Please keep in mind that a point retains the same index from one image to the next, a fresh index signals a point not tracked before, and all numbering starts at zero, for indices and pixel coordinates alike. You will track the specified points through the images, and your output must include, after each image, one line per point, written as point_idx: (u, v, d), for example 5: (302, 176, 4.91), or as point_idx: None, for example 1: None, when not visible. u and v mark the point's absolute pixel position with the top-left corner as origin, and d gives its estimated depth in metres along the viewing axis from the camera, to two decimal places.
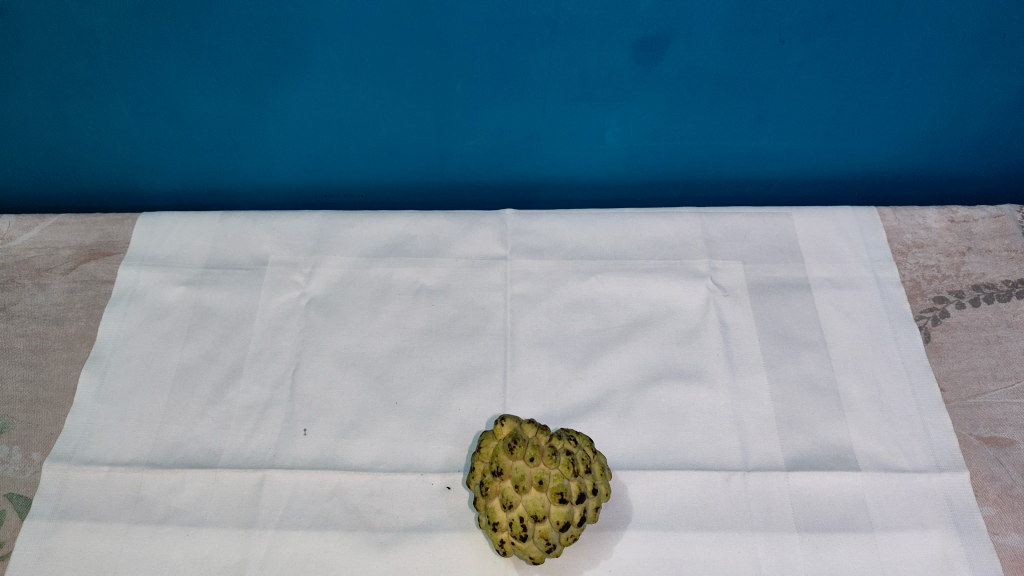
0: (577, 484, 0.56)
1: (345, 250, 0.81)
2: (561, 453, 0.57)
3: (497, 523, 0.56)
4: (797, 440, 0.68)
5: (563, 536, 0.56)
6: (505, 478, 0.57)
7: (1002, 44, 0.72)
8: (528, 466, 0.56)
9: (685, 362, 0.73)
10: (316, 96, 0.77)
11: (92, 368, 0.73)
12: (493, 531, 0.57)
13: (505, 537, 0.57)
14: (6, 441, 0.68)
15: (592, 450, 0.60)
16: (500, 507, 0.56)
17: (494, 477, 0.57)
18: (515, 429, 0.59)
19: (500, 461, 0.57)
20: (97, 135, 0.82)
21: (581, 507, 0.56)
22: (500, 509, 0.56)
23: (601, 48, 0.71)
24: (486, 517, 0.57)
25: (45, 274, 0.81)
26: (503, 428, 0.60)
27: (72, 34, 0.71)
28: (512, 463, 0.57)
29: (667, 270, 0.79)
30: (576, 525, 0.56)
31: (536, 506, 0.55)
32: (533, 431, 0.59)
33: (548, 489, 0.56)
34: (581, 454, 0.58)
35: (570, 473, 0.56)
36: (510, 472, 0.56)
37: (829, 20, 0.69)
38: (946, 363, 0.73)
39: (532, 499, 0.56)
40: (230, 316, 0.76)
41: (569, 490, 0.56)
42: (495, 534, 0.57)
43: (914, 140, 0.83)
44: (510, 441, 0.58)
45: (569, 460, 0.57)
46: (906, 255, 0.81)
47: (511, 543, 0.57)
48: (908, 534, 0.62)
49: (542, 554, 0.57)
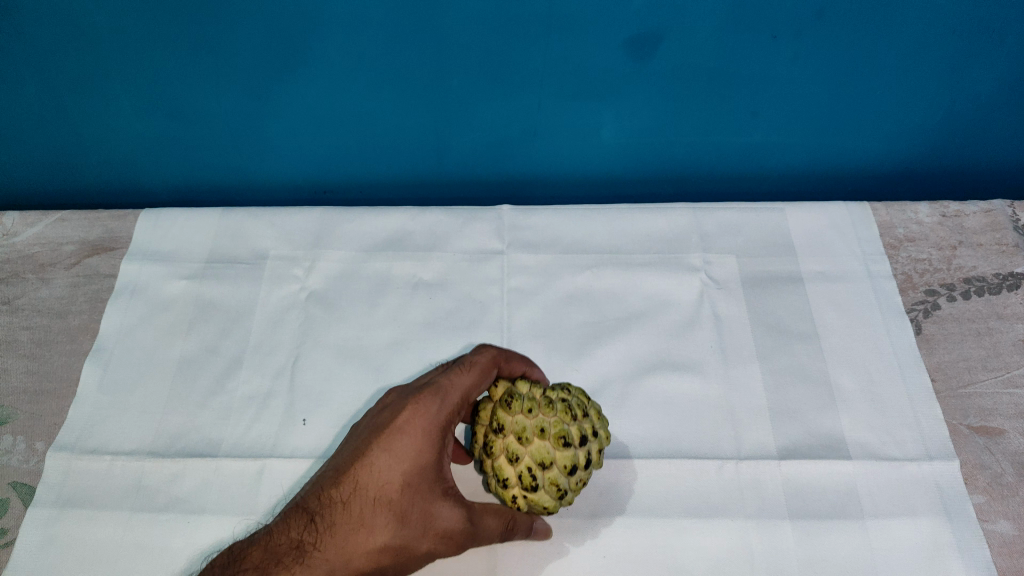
0: (578, 427, 0.57)
1: (344, 244, 0.82)
2: (557, 401, 0.58)
3: (506, 479, 0.56)
4: (789, 430, 0.69)
5: (574, 481, 0.56)
6: (506, 434, 0.56)
7: (992, 39, 0.73)
8: (527, 418, 0.56)
9: (679, 354, 0.74)
10: (314, 92, 0.77)
11: (95, 360, 0.74)
12: (504, 490, 0.57)
13: (516, 492, 0.57)
14: (10, 431, 0.70)
15: (586, 398, 0.61)
16: (506, 464, 0.56)
17: (496, 435, 0.57)
18: (509, 387, 0.59)
19: (500, 419, 0.57)
20: (101, 133, 0.83)
21: (585, 451, 0.57)
22: (508, 466, 0.56)
23: (595, 45, 0.72)
24: (495, 477, 0.57)
25: (49, 268, 0.82)
26: (497, 388, 0.60)
27: (76, 32, 0.72)
28: (511, 418, 0.57)
29: (662, 264, 0.80)
30: (583, 469, 0.57)
31: (542, 454, 0.55)
32: (527, 387, 0.59)
33: (552, 435, 0.56)
34: (576, 401, 0.59)
35: (570, 418, 0.57)
36: (512, 427, 0.56)
37: (820, 15, 0.70)
38: (936, 354, 0.74)
39: (537, 448, 0.55)
40: (232, 309, 0.78)
41: (572, 434, 0.56)
42: (506, 491, 0.57)
43: (906, 135, 0.84)
44: (507, 398, 0.58)
45: (566, 406, 0.57)
46: (898, 249, 0.82)
47: (523, 498, 0.57)
48: (897, 520, 0.64)
49: (555, 503, 0.57)
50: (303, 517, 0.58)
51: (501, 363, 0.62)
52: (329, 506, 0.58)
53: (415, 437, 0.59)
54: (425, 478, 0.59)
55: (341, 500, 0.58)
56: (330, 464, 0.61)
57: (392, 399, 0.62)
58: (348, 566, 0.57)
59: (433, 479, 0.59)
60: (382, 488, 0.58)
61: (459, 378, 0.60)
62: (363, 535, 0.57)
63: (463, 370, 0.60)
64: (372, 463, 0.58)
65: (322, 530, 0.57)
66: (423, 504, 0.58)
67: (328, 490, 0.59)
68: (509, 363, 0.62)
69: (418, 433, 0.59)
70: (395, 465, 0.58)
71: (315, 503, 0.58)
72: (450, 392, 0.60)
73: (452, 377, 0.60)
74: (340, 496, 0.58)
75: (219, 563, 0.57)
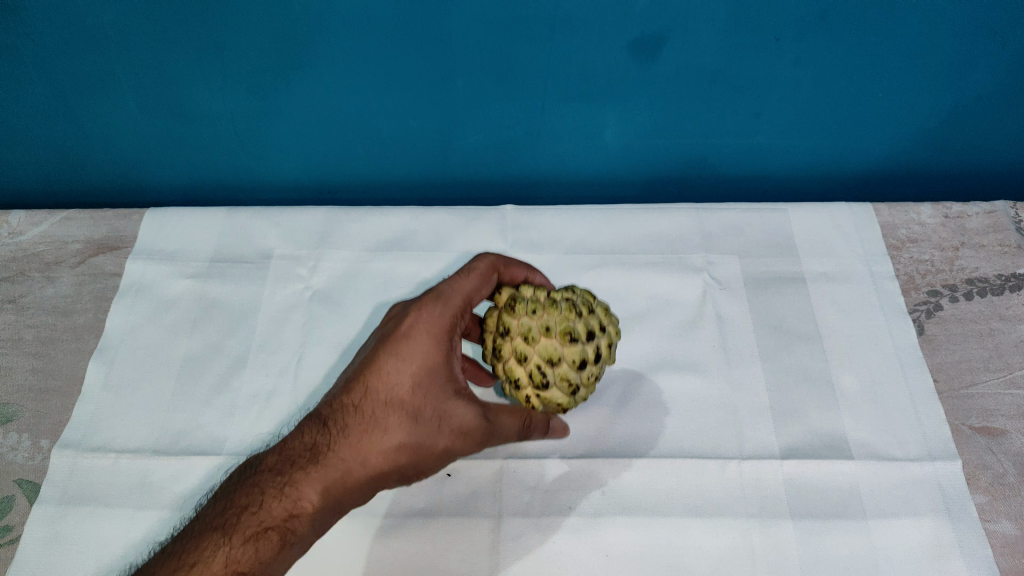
0: (583, 324, 0.60)
1: (348, 244, 0.82)
2: (561, 302, 0.61)
3: (518, 379, 0.60)
4: (792, 430, 0.69)
5: (584, 375, 0.60)
6: (513, 336, 0.60)
7: (995, 41, 0.73)
8: (532, 319, 0.60)
9: (681, 354, 0.75)
10: (319, 92, 0.78)
11: (100, 358, 0.75)
12: (517, 390, 0.61)
13: (529, 391, 0.61)
14: (16, 428, 0.70)
15: (590, 296, 0.64)
16: (516, 365, 0.60)
17: (504, 338, 0.60)
18: (513, 293, 0.63)
19: (506, 322, 0.61)
20: (106, 133, 0.83)
21: (592, 345, 0.60)
22: (519, 367, 0.60)
23: (598, 46, 0.72)
24: (507, 378, 0.61)
25: (55, 267, 0.82)
26: (501, 295, 0.64)
27: (83, 33, 0.72)
28: (517, 320, 0.60)
29: (665, 265, 0.81)
30: (592, 362, 0.60)
31: (549, 351, 0.59)
32: (531, 291, 0.62)
33: (557, 333, 0.59)
34: (581, 299, 0.62)
35: (575, 315, 0.60)
36: (518, 328, 0.60)
37: (823, 17, 0.70)
38: (939, 355, 0.74)
39: (544, 346, 0.59)
40: (236, 308, 0.78)
41: (577, 330, 0.59)
42: (520, 392, 0.61)
43: (909, 137, 0.84)
44: (511, 303, 0.61)
45: (570, 304, 0.60)
46: (901, 250, 0.82)
47: (536, 397, 0.61)
48: (899, 520, 0.64)
49: (568, 398, 0.61)
50: (315, 424, 0.59)
51: (500, 268, 0.64)
52: (341, 411, 0.59)
53: (424, 339, 0.59)
54: (437, 378, 0.59)
55: (353, 404, 0.59)
56: (341, 377, 0.62)
57: (396, 311, 0.63)
58: (365, 467, 0.58)
59: (446, 379, 0.60)
60: (394, 390, 0.59)
61: (461, 282, 0.61)
62: (377, 435, 0.58)
63: (464, 275, 0.62)
64: (382, 366, 0.59)
65: (336, 432, 0.58)
66: (437, 403, 0.59)
67: (339, 398, 0.60)
68: (508, 270, 0.64)
69: (427, 336, 0.59)
70: (406, 367, 0.59)
71: (327, 410, 0.59)
72: (452, 295, 0.61)
73: (455, 282, 0.61)
74: (352, 401, 0.59)
75: (238, 476, 0.59)
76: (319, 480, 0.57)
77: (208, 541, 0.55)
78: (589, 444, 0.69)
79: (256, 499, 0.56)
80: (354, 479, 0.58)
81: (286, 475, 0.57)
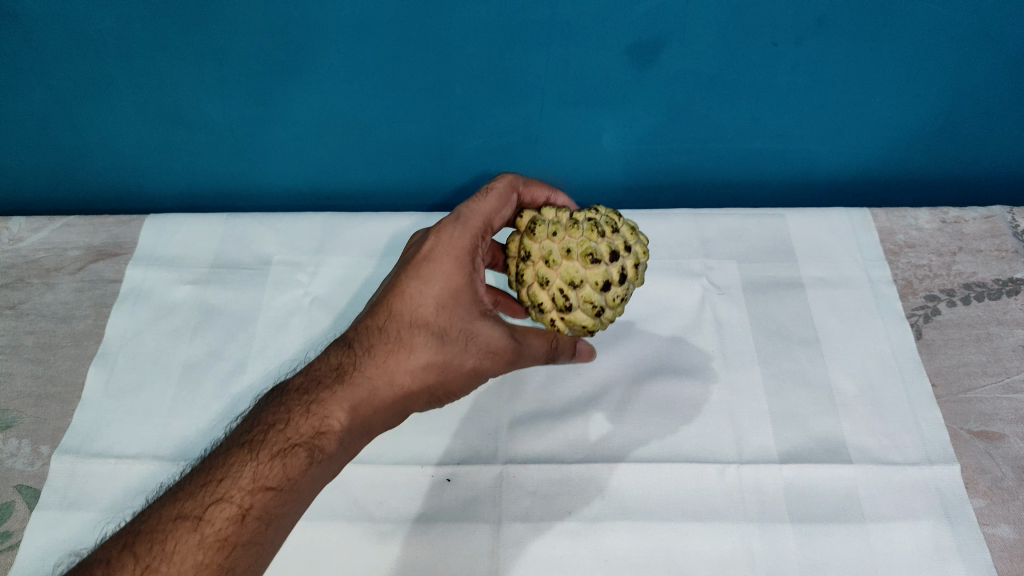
0: (607, 245, 0.58)
1: (348, 249, 0.82)
2: (584, 222, 0.59)
3: (541, 304, 0.59)
4: (791, 434, 0.70)
5: (610, 297, 0.58)
6: (534, 260, 0.59)
7: (992, 47, 0.73)
8: (553, 241, 0.58)
9: (680, 359, 0.75)
10: (319, 98, 0.78)
11: (100, 364, 0.75)
12: (542, 314, 0.60)
13: (553, 315, 0.60)
14: (15, 434, 0.70)
15: (618, 217, 0.61)
16: (539, 289, 0.59)
17: (525, 262, 0.60)
18: (535, 217, 0.61)
19: (526, 246, 0.60)
20: (106, 139, 0.84)
21: (618, 266, 0.58)
22: (541, 291, 0.59)
23: (597, 52, 0.72)
24: (531, 303, 0.60)
25: (54, 273, 0.82)
26: (523, 220, 0.63)
27: (83, 40, 0.73)
28: (537, 244, 0.59)
29: (664, 270, 0.81)
30: (618, 284, 0.58)
31: (571, 273, 0.57)
32: (553, 214, 0.61)
33: (578, 253, 0.57)
34: (605, 219, 0.60)
35: (598, 236, 0.58)
36: (539, 251, 0.59)
37: (820, 23, 0.70)
38: (937, 359, 0.74)
39: (566, 269, 0.57)
40: (236, 314, 0.78)
41: (600, 251, 0.57)
42: (544, 316, 0.60)
43: (907, 142, 0.84)
44: (531, 225, 0.60)
45: (592, 224, 0.58)
46: (898, 255, 0.82)
47: (561, 320, 0.60)
48: (898, 524, 0.64)
49: (593, 321, 0.59)
50: (341, 347, 0.61)
51: (520, 189, 0.63)
52: (367, 335, 0.60)
53: (445, 260, 0.60)
54: (459, 300, 0.60)
55: (378, 327, 0.60)
56: (366, 303, 0.63)
57: (417, 238, 0.63)
58: (393, 387, 0.59)
59: (469, 300, 0.60)
60: (417, 312, 0.60)
61: (481, 205, 0.61)
62: (403, 356, 0.59)
63: (483, 197, 0.61)
64: (404, 289, 0.60)
65: (362, 354, 0.59)
66: (462, 323, 0.60)
67: (365, 322, 0.61)
68: (527, 189, 0.64)
69: (447, 256, 0.60)
70: (429, 289, 0.60)
71: (354, 335, 0.61)
72: (472, 217, 0.61)
73: (473, 204, 0.61)
74: (377, 325, 0.60)
75: (267, 398, 0.60)
76: (347, 398, 0.57)
77: (236, 457, 0.55)
78: (588, 449, 0.69)
79: (283, 416, 0.57)
80: (382, 398, 0.59)
81: (313, 394, 0.58)
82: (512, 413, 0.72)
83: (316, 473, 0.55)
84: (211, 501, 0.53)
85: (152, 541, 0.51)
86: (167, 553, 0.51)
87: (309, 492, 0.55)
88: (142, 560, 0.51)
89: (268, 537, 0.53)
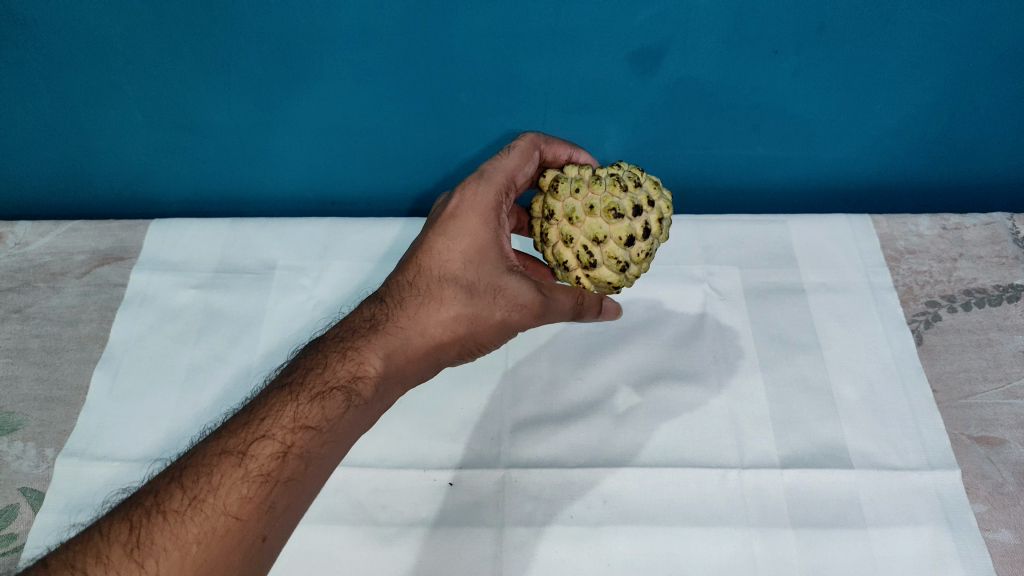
0: (630, 199, 0.58)
1: (351, 254, 0.83)
2: (606, 178, 0.60)
3: (566, 261, 0.60)
4: (792, 439, 0.70)
5: (634, 252, 0.59)
6: (558, 218, 0.60)
7: (990, 55, 0.73)
8: (576, 199, 0.59)
9: (682, 364, 0.75)
10: (323, 104, 0.78)
11: (105, 368, 0.75)
12: (568, 272, 0.61)
13: (579, 272, 0.61)
14: (21, 437, 0.70)
15: (640, 172, 0.62)
16: (564, 247, 0.60)
17: (549, 221, 0.61)
18: (558, 175, 0.62)
19: (550, 205, 0.61)
20: (112, 144, 0.84)
21: (641, 221, 0.58)
22: (566, 249, 0.60)
23: (599, 60, 0.73)
24: (557, 261, 0.61)
25: (60, 277, 0.83)
26: (546, 180, 0.64)
27: (90, 46, 0.73)
28: (561, 202, 0.60)
29: (665, 275, 0.82)
30: (642, 239, 0.59)
31: (595, 229, 0.58)
32: (576, 171, 0.62)
33: (601, 210, 0.58)
34: (627, 175, 0.60)
35: (620, 190, 0.58)
36: (562, 209, 0.60)
37: (821, 31, 0.71)
38: (938, 365, 0.75)
39: (589, 225, 0.58)
40: (240, 318, 0.79)
41: (623, 205, 0.58)
42: (570, 274, 0.61)
43: (907, 149, 0.85)
44: (555, 184, 0.61)
45: (615, 179, 0.59)
46: (899, 261, 0.82)
47: (586, 277, 0.61)
48: (899, 529, 0.64)
49: (619, 277, 0.60)
50: (373, 301, 0.63)
51: (542, 147, 0.65)
52: (398, 288, 0.62)
53: (472, 215, 0.62)
54: (486, 255, 0.62)
55: (409, 281, 0.62)
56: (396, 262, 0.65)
57: (442, 198, 0.66)
58: (425, 336, 0.61)
59: (495, 255, 0.62)
60: (445, 266, 0.62)
61: (504, 162, 0.63)
62: (433, 307, 0.61)
63: (505, 154, 0.64)
64: (433, 244, 0.62)
65: (393, 306, 0.61)
66: (490, 276, 0.62)
67: (396, 278, 0.63)
68: (550, 147, 0.65)
69: (474, 212, 0.62)
70: (457, 244, 0.62)
71: (386, 289, 0.63)
72: (495, 173, 0.63)
73: (497, 161, 0.63)
74: (407, 279, 0.62)
75: (303, 350, 0.61)
76: (381, 346, 0.59)
77: (275, 399, 0.56)
78: (590, 453, 0.70)
79: (321, 361, 0.58)
80: (414, 348, 0.60)
81: (349, 343, 0.59)
82: (514, 417, 0.72)
83: (353, 416, 0.56)
84: (254, 437, 0.53)
85: (199, 473, 0.51)
86: (213, 486, 0.51)
87: (347, 435, 0.55)
88: (189, 491, 0.50)
89: (308, 476, 0.53)
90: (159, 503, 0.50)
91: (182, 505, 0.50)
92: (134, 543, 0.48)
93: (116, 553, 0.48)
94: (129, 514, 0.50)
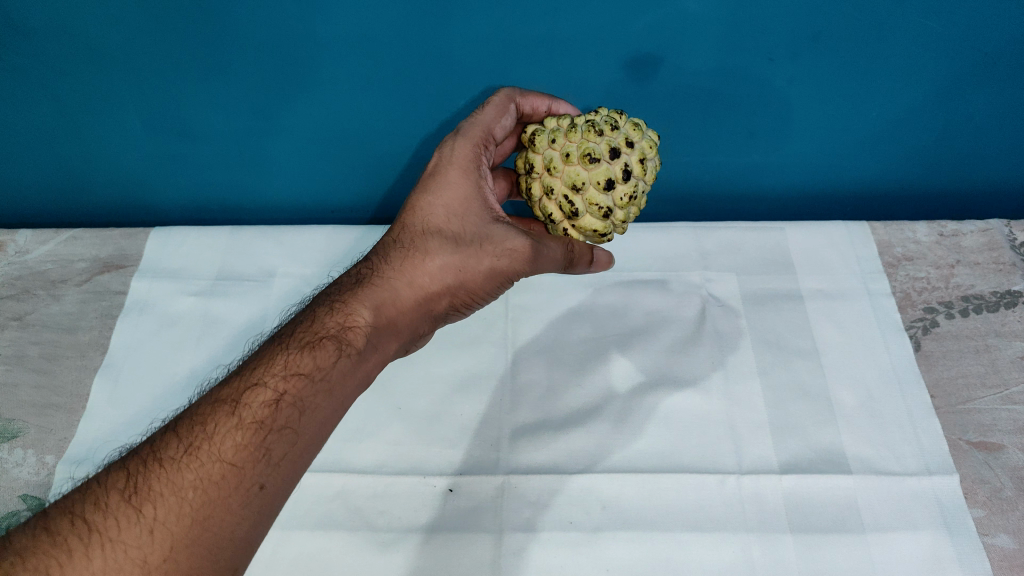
0: (606, 143, 0.58)
1: (351, 261, 0.83)
2: (583, 124, 0.59)
3: (550, 213, 0.61)
4: (791, 445, 0.70)
5: (615, 197, 0.58)
6: (537, 170, 0.61)
7: (985, 62, 0.74)
8: (553, 149, 0.59)
9: (680, 370, 0.75)
10: (321, 111, 0.79)
11: (105, 375, 0.76)
12: (554, 223, 0.62)
13: (565, 222, 0.61)
14: (21, 444, 0.71)
15: (620, 115, 0.60)
16: (546, 199, 0.61)
17: (530, 174, 0.61)
18: (537, 128, 0.63)
19: (529, 158, 0.61)
20: (112, 152, 0.84)
21: (620, 163, 0.58)
22: (548, 200, 0.60)
23: (595, 68, 0.73)
24: (543, 214, 0.62)
25: (60, 285, 0.83)
26: (527, 134, 0.64)
27: (91, 55, 0.74)
28: (540, 154, 0.61)
29: (663, 282, 0.82)
30: (622, 181, 0.58)
31: (573, 177, 0.58)
32: (554, 121, 0.62)
33: (578, 156, 0.58)
34: (605, 118, 0.59)
35: (596, 135, 0.58)
36: (541, 160, 0.60)
37: (816, 39, 0.71)
38: (935, 371, 0.75)
39: (567, 173, 0.58)
40: (240, 325, 0.79)
41: (599, 149, 0.57)
42: (557, 225, 0.62)
43: (904, 155, 0.85)
44: (533, 137, 0.61)
45: (590, 125, 0.58)
46: (896, 267, 0.83)
47: (573, 227, 0.61)
48: (897, 534, 0.65)
49: (603, 223, 0.60)
50: (360, 262, 0.63)
51: (517, 100, 0.65)
52: (383, 247, 0.62)
53: (453, 170, 0.63)
54: (470, 206, 0.62)
55: (394, 239, 0.62)
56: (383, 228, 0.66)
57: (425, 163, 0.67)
58: (413, 288, 0.60)
59: (480, 207, 0.62)
60: (429, 220, 0.62)
61: (480, 117, 0.64)
62: (419, 259, 0.60)
63: (481, 109, 0.65)
64: (416, 202, 0.63)
65: (379, 261, 0.61)
66: (477, 226, 0.61)
67: (382, 238, 0.63)
68: (526, 99, 0.65)
69: (454, 166, 0.63)
70: (439, 198, 0.62)
71: (372, 250, 0.63)
72: (473, 128, 0.64)
73: (475, 116, 0.64)
74: (392, 237, 0.62)
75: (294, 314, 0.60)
76: (369, 298, 0.58)
77: (266, 353, 0.55)
78: (589, 460, 0.70)
79: (310, 316, 0.57)
80: (403, 299, 0.59)
81: (336, 297, 0.58)
82: (513, 424, 0.72)
83: (346, 365, 0.54)
84: (247, 386, 0.52)
85: (193, 424, 0.50)
86: (208, 434, 0.49)
87: (341, 383, 0.54)
88: (185, 439, 0.49)
89: (302, 424, 0.51)
90: (155, 451, 0.48)
91: (178, 452, 0.48)
92: (132, 489, 0.46)
93: (113, 499, 0.45)
94: (126, 464, 0.48)
